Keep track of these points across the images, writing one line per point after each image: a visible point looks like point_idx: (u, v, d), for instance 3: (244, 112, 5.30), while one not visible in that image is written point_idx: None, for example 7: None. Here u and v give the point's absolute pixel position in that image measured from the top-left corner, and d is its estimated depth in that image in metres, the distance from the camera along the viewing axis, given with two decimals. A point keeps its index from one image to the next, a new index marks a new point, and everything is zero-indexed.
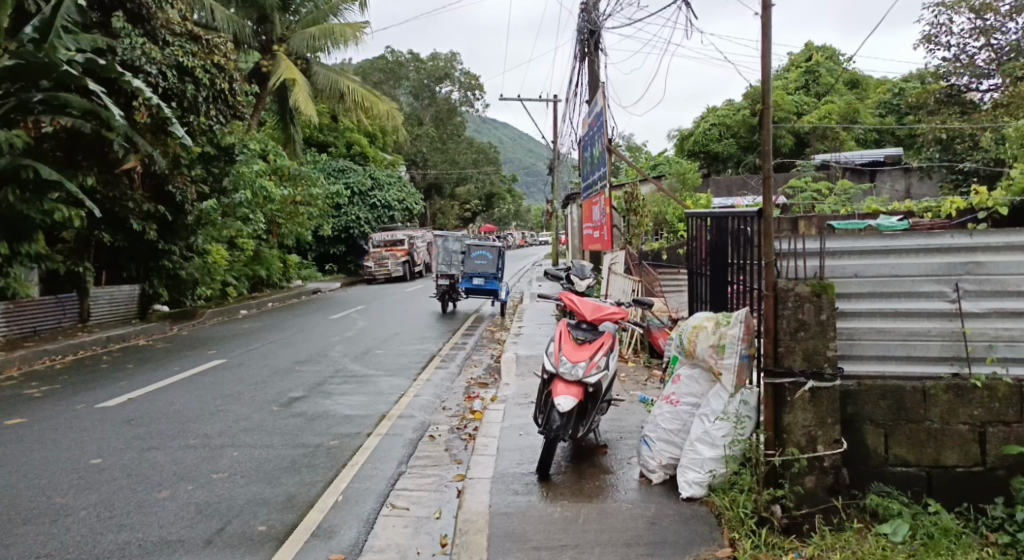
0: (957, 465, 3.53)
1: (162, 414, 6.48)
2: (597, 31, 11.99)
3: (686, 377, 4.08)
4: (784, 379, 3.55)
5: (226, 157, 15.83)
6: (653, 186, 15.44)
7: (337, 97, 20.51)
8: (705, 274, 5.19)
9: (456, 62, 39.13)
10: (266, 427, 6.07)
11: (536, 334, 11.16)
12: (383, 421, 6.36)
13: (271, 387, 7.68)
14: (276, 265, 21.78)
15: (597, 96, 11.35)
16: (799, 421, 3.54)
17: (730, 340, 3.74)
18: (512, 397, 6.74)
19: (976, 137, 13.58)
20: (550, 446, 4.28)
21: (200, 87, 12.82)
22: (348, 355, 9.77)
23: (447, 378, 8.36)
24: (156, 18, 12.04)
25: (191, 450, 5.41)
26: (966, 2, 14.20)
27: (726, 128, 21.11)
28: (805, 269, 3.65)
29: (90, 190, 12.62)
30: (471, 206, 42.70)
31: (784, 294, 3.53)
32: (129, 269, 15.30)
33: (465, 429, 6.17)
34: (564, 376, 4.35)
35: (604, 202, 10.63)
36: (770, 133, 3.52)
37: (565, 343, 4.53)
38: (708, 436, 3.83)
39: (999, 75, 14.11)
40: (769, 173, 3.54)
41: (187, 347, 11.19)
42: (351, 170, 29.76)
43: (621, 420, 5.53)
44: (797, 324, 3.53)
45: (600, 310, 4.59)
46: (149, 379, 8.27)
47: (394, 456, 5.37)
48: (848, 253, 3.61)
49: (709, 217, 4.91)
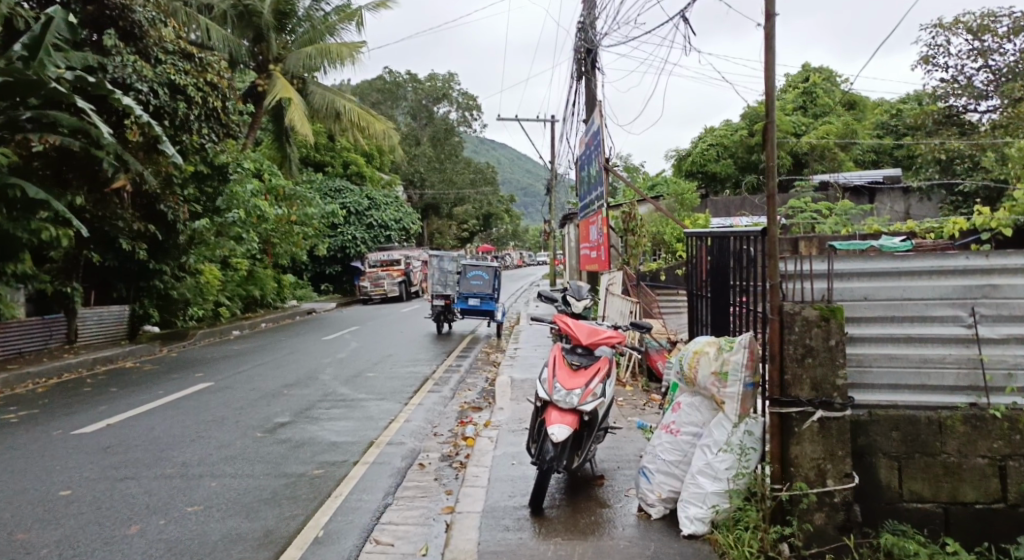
0: (976, 502, 3.30)
1: (140, 441, 6.23)
2: (593, 49, 11.91)
3: (687, 405, 3.88)
4: (791, 408, 3.36)
5: (220, 176, 15.92)
6: (651, 206, 15.33)
7: (333, 117, 20.44)
8: (705, 296, 4.99)
9: (455, 82, 39.26)
10: (248, 455, 5.82)
11: (532, 357, 10.92)
12: (371, 448, 6.12)
13: (257, 412, 7.43)
14: (270, 285, 21.57)
15: (594, 114, 11.24)
16: (807, 453, 3.33)
17: (733, 367, 3.54)
18: (506, 423, 6.49)
19: (975, 159, 13.52)
20: (543, 478, 4.04)
21: (192, 105, 12.70)
22: (338, 378, 9.53)
23: (440, 403, 8.11)
24: (148, 36, 11.97)
25: (166, 480, 5.16)
26: (963, 23, 14.21)
27: (723, 148, 21.07)
28: (812, 292, 3.46)
29: (79, 208, 12.41)
30: (469, 226, 42.64)
31: (790, 319, 3.35)
32: (119, 289, 15.09)
33: (457, 457, 5.93)
34: (558, 405, 4.12)
35: (602, 221, 10.46)
36: (774, 149, 3.39)
37: (561, 368, 4.30)
38: (710, 468, 3.58)
39: (997, 97, 14.08)
40: (773, 189, 3.38)
41: (174, 369, 10.94)
42: (348, 191, 29.68)
43: (619, 449, 5.29)
44: (804, 350, 3.34)
45: (595, 333, 4.39)
46: (131, 403, 8.01)
47: (380, 487, 5.12)
48: (857, 275, 3.42)
49: (709, 237, 4.72)
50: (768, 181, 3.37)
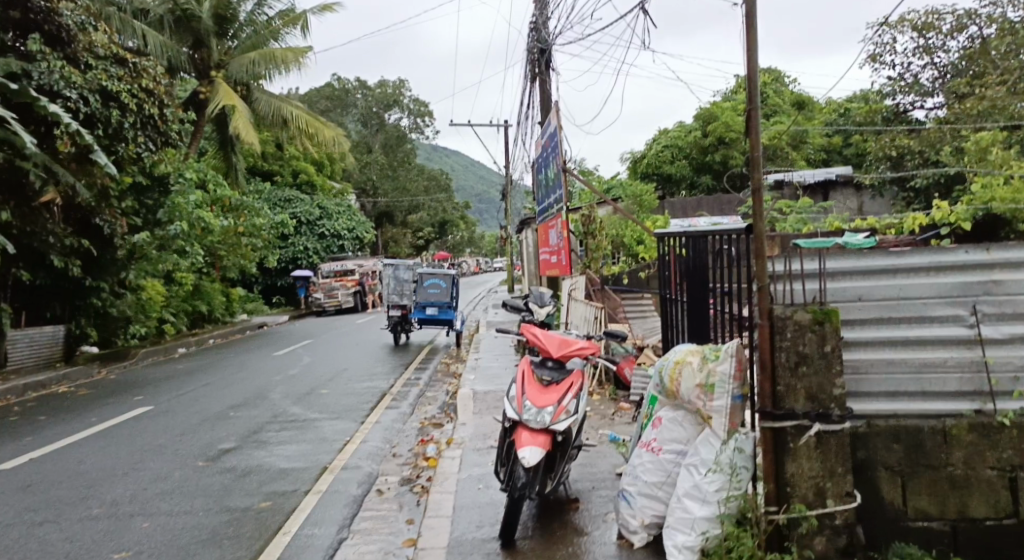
0: (986, 518, 3.07)
1: (66, 476, 5.59)
2: (547, 49, 11.66)
3: (668, 421, 3.54)
4: (786, 422, 3.07)
5: (161, 188, 15.50)
6: (610, 208, 15.15)
7: (280, 125, 19.73)
8: (679, 301, 4.70)
9: (406, 88, 38.65)
10: (187, 488, 5.26)
11: (494, 367, 10.53)
12: (325, 474, 5.63)
13: (200, 438, 6.83)
14: (218, 299, 20.68)
15: (550, 116, 10.96)
16: (804, 472, 3.05)
17: (721, 378, 3.22)
18: (470, 441, 6.08)
19: (925, 154, 13.73)
20: (514, 507, 3.65)
21: (127, 112, 11.92)
22: (289, 397, 8.95)
23: (398, 420, 7.63)
24: (77, 41, 11.18)
25: (93, 522, 4.56)
26: (909, 22, 14.48)
27: (678, 149, 21.12)
28: (802, 293, 3.18)
29: (4, 224, 11.36)
30: (424, 233, 42.02)
31: (782, 323, 3.06)
32: (52, 309, 13.97)
33: (418, 480, 5.49)
34: (528, 425, 3.74)
35: (562, 225, 10.12)
36: (759, 138, 3.15)
37: (530, 385, 3.93)
38: (698, 491, 3.22)
39: (943, 94, 14.40)
40: (758, 182, 3.13)
41: (111, 393, 10.14)
42: (298, 200, 28.80)
43: (592, 467, 4.93)
44: (797, 358, 3.06)
45: (567, 344, 4.03)
46: (59, 433, 7.30)
47: (333, 519, 4.64)
48: (850, 273, 3.16)
49: (682, 237, 4.43)
50: (754, 172, 3.12)
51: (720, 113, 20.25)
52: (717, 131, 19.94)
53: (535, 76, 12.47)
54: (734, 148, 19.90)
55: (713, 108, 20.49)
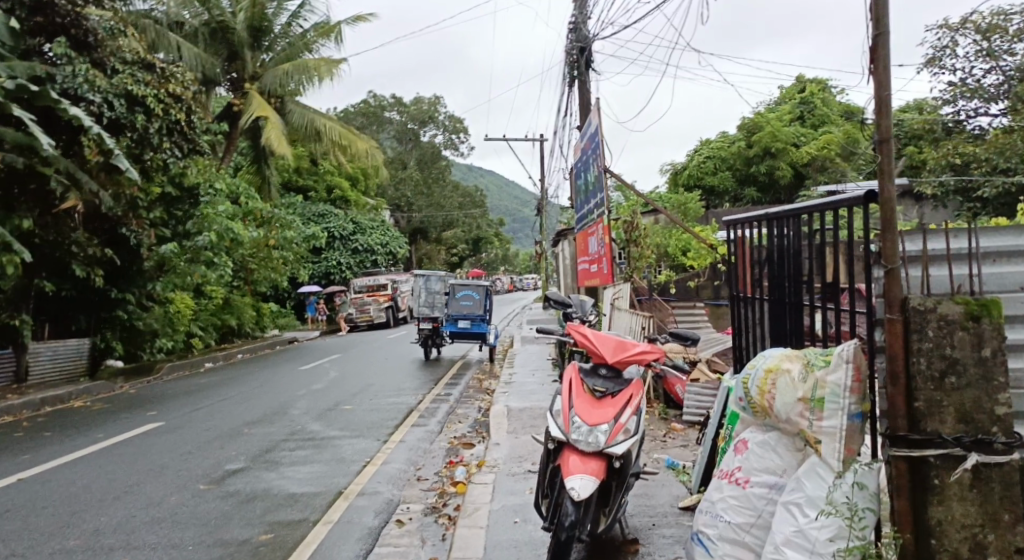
0: None
1: (52, 499, 5.01)
2: (587, 48, 11.04)
3: (756, 445, 2.77)
4: (929, 451, 2.31)
5: (191, 200, 14.96)
6: (655, 218, 14.38)
7: (313, 137, 19.40)
8: (755, 301, 3.86)
9: (440, 105, 38.32)
10: (183, 515, 4.63)
11: (530, 383, 9.80)
12: (340, 500, 4.97)
13: (206, 457, 6.23)
14: (248, 313, 20.35)
15: (590, 116, 10.24)
16: (955, 518, 2.30)
17: (833, 390, 2.46)
18: (503, 464, 5.36)
19: (994, 162, 12.68)
20: (561, 552, 2.92)
21: (152, 118, 11.56)
22: (310, 413, 8.36)
23: (425, 439, 6.94)
24: (105, 46, 10.88)
25: (67, 556, 3.94)
26: (973, 22, 13.50)
27: (721, 160, 20.17)
28: (945, 281, 2.42)
29: (26, 233, 11.02)
30: (458, 250, 41.62)
31: (919, 318, 2.32)
32: (77, 321, 13.65)
33: (445, 509, 4.78)
34: (577, 448, 3.01)
35: (603, 231, 9.26)
36: (888, 75, 2.43)
37: (578, 397, 3.20)
38: (805, 538, 2.42)
39: (1009, 99, 13.35)
40: (887, 132, 2.40)
41: (126, 408, 9.64)
42: (332, 215, 28.56)
43: (650, 499, 4.15)
44: (942, 365, 2.31)
45: (623, 349, 3.31)
46: (59, 450, 6.76)
47: (343, 556, 3.94)
48: (1009, 255, 2.42)
49: (761, 222, 3.64)
50: (882, 117, 2.40)
51: (766, 122, 19.39)
52: (763, 141, 19.06)
53: (573, 79, 11.85)
54: (781, 159, 18.91)
55: (759, 118, 19.62)
